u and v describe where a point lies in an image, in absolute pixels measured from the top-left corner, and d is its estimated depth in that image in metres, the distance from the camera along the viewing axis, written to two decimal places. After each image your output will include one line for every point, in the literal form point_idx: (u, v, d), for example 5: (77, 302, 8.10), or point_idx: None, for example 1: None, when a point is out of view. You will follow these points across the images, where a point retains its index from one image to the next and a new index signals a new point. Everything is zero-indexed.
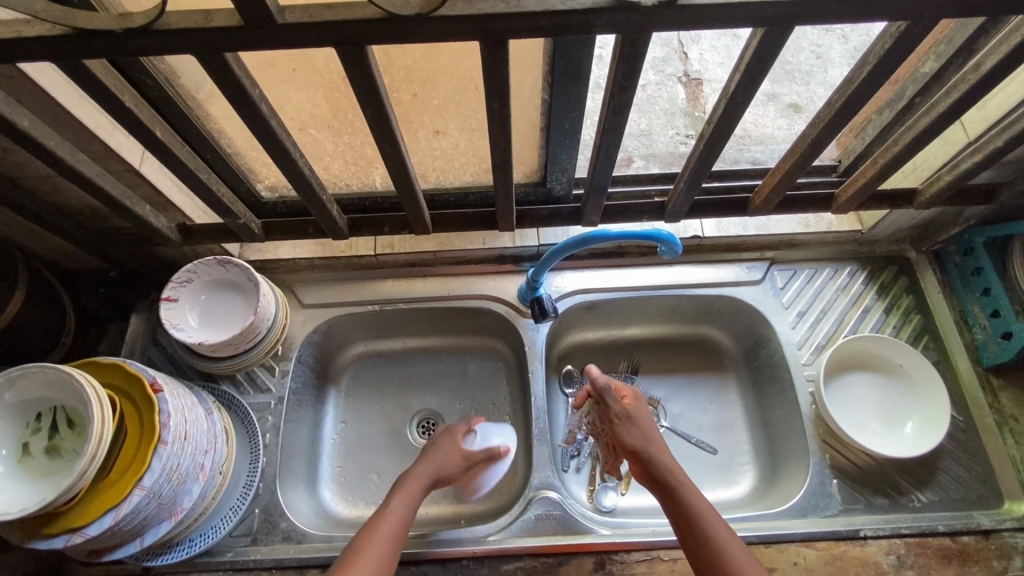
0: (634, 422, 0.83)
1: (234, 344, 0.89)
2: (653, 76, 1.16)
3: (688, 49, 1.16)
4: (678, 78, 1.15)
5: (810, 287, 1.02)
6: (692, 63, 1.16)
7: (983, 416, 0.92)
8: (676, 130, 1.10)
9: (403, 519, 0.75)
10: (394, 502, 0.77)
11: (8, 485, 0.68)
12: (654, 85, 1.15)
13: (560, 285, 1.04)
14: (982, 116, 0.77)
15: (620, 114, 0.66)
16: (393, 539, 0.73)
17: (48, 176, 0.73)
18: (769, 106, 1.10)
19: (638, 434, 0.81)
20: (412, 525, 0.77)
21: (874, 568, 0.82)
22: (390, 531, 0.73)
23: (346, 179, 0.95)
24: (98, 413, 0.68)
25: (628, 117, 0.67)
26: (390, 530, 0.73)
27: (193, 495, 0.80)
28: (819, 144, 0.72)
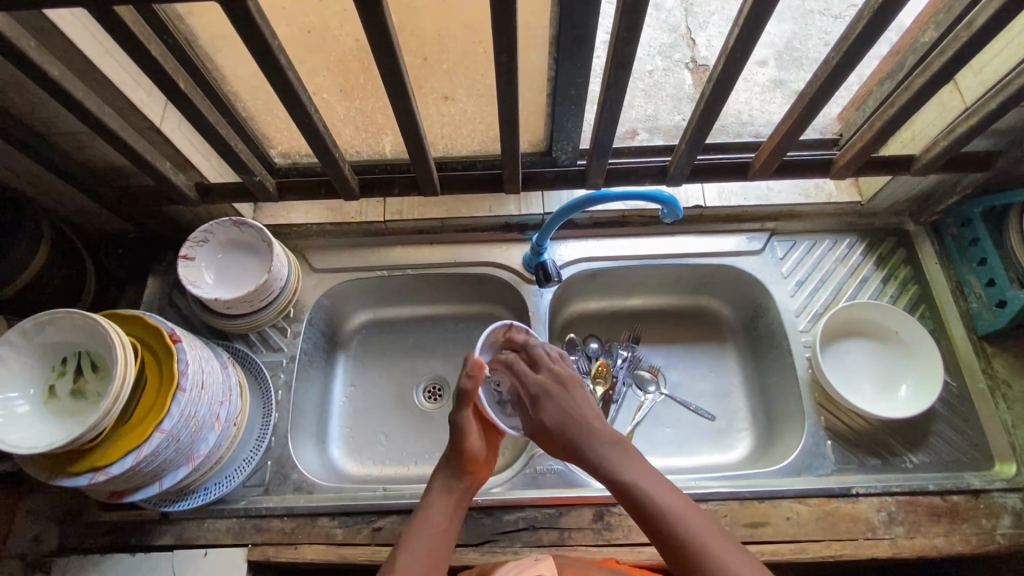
0: (555, 404, 0.78)
1: (249, 301, 0.92)
2: (660, 62, 1.17)
3: (695, 36, 1.17)
4: (685, 64, 1.16)
5: (810, 257, 1.04)
6: (699, 49, 1.16)
7: (976, 382, 0.94)
8: (682, 115, 1.11)
9: (443, 524, 0.73)
10: (430, 510, 0.74)
11: (36, 423, 0.71)
12: (660, 71, 1.17)
13: (562, 254, 1.06)
14: (979, 82, 0.79)
15: (624, 68, 0.71)
16: (440, 548, 0.71)
17: (73, 131, 0.76)
18: (776, 93, 1.10)
19: (559, 417, 0.77)
20: (457, 512, 0.76)
21: (865, 524, 0.84)
22: (433, 540, 0.71)
23: (355, 146, 0.98)
24: (121, 356, 0.71)
25: (632, 71, 0.72)
26: (434, 540, 0.71)
27: (209, 443, 0.83)
28: (815, 105, 0.77)
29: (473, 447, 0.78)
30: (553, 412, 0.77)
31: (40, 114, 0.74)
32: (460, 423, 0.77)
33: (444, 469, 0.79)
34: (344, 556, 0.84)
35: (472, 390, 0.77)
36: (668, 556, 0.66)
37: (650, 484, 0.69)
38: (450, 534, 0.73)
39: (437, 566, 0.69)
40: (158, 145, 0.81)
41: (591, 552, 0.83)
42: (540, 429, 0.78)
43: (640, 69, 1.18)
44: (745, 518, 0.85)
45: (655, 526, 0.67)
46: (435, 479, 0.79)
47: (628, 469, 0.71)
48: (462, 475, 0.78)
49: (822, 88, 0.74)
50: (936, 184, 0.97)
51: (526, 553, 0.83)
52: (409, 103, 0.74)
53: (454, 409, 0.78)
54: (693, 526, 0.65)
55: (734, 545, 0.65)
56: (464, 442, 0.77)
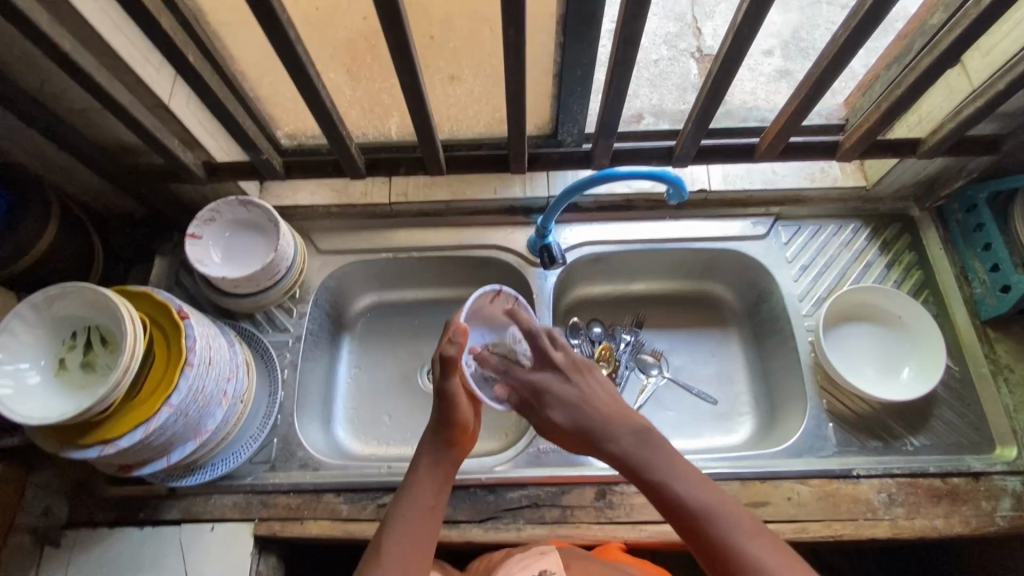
0: (563, 396, 0.77)
1: (255, 280, 0.93)
2: (666, 51, 1.17)
3: (701, 25, 1.19)
4: (690, 53, 1.16)
5: (814, 242, 1.04)
6: (705, 38, 1.17)
7: (979, 366, 0.94)
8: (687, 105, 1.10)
9: (430, 501, 0.72)
10: (418, 487, 0.73)
11: (46, 396, 0.72)
12: (666, 60, 1.16)
13: (567, 238, 1.06)
14: (987, 64, 0.79)
15: (632, 44, 0.71)
16: (427, 525, 0.70)
17: (84, 105, 0.77)
18: (782, 84, 1.10)
19: (571, 410, 0.76)
20: (444, 488, 0.74)
21: (865, 505, 0.85)
22: (419, 518, 0.70)
23: (360, 128, 0.98)
24: (131, 330, 0.72)
25: (639, 48, 0.73)
26: (421, 519, 0.70)
27: (216, 419, 0.84)
28: (824, 83, 0.78)
29: (462, 419, 0.75)
30: (563, 405, 0.77)
31: (50, 89, 0.74)
32: (446, 393, 0.73)
33: (431, 442, 0.76)
34: (350, 532, 0.86)
35: (456, 356, 0.73)
36: (702, 554, 0.63)
37: (678, 478, 0.67)
38: (437, 510, 0.72)
39: (425, 544, 0.69)
40: (166, 122, 0.82)
41: (593, 530, 0.84)
42: (554, 424, 0.78)
43: (645, 58, 1.16)
44: (746, 498, 0.86)
45: (686, 522, 0.64)
46: (421, 453, 0.76)
47: (654, 462, 0.69)
48: (447, 447, 0.76)
49: (827, 70, 0.76)
50: (941, 169, 0.97)
51: (529, 530, 0.84)
52: (417, 80, 0.74)
53: (440, 378, 0.74)
54: (726, 520, 0.63)
55: (770, 539, 0.62)
56: (452, 413, 0.74)
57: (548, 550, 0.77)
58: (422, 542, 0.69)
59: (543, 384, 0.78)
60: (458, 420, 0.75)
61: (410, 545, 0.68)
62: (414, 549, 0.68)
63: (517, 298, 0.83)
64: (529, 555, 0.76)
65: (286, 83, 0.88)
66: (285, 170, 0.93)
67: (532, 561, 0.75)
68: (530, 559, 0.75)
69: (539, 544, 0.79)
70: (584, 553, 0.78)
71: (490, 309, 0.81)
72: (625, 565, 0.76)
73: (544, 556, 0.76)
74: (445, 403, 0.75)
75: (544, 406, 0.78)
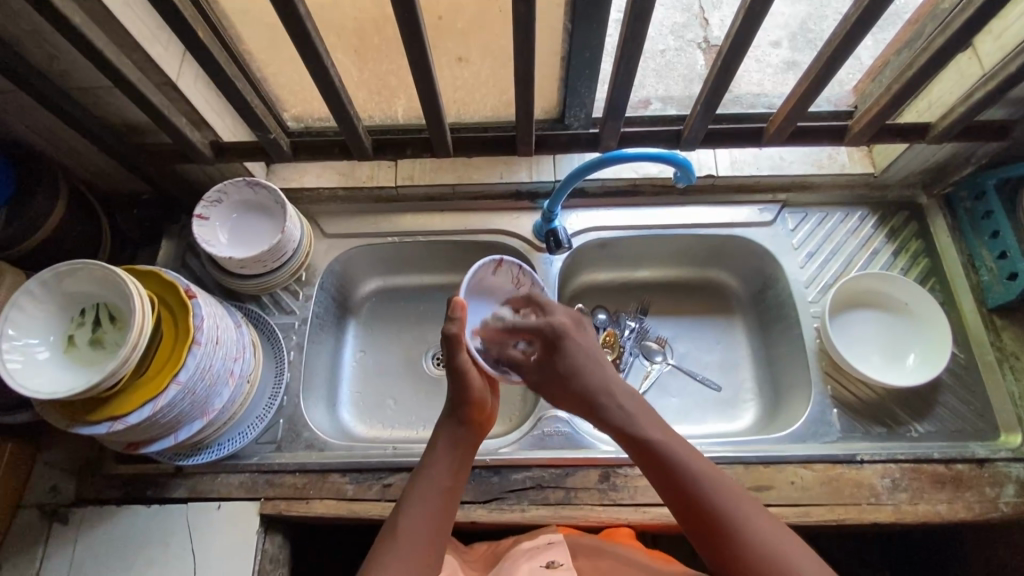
0: (570, 350, 0.75)
1: (262, 261, 0.93)
2: (672, 41, 1.12)
3: (709, 16, 1.13)
4: (697, 44, 1.12)
5: (821, 229, 1.04)
6: (712, 29, 1.12)
7: (985, 353, 0.94)
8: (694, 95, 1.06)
9: (448, 482, 0.72)
10: (436, 466, 0.73)
11: (55, 371, 0.72)
12: (672, 51, 1.12)
13: (572, 223, 1.06)
14: (998, 48, 0.79)
15: (643, 21, 0.71)
16: (445, 505, 0.71)
17: (94, 83, 0.77)
18: (790, 76, 1.06)
19: (580, 365, 0.75)
20: (462, 467, 0.75)
21: (869, 490, 0.85)
22: (437, 499, 0.71)
23: (367, 111, 0.97)
24: (140, 307, 0.72)
25: (650, 24, 0.72)
26: (439, 500, 0.71)
27: (223, 398, 0.85)
28: (834, 63, 0.78)
29: (479, 395, 0.76)
30: (573, 359, 0.75)
31: (58, 66, 0.75)
32: (457, 368, 0.74)
33: (450, 422, 0.77)
34: (355, 511, 0.86)
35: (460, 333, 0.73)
36: (688, 515, 0.67)
37: (670, 442, 0.70)
38: (454, 491, 0.73)
39: (444, 522, 0.70)
40: (174, 101, 0.82)
41: (596, 511, 0.85)
42: (557, 379, 0.76)
43: (651, 49, 1.12)
44: (750, 482, 0.86)
45: (677, 485, 0.68)
46: (439, 433, 0.77)
47: (645, 426, 0.71)
48: (466, 427, 0.76)
49: (839, 48, 0.76)
50: (950, 157, 0.96)
51: (534, 510, 0.85)
52: (425, 59, 0.74)
53: (448, 356, 0.75)
54: (716, 485, 0.67)
55: (753, 504, 0.67)
56: (467, 389, 0.75)
57: (557, 539, 0.81)
58: (439, 522, 0.69)
59: (553, 336, 0.76)
60: (475, 397, 0.76)
61: (430, 523, 0.69)
62: (430, 529, 0.68)
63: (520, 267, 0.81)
64: (536, 545, 0.81)
65: (293, 64, 0.88)
66: (291, 150, 0.93)
67: (539, 551, 0.79)
68: (538, 550, 0.80)
69: (548, 532, 0.83)
70: (591, 541, 0.81)
71: (494, 280, 0.81)
72: (629, 551, 0.80)
73: (552, 546, 0.80)
74: (459, 379, 0.75)
75: (549, 361, 0.76)
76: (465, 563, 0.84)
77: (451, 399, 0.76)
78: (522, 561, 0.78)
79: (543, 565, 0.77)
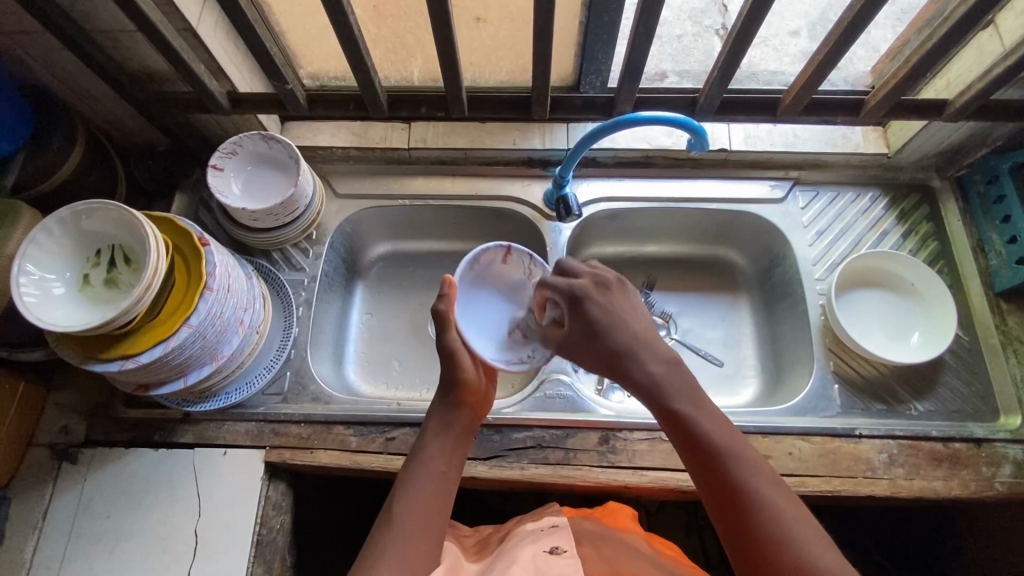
0: (600, 311, 0.70)
1: (274, 214, 0.95)
2: (689, 27, 1.08)
3: (729, 1, 1.07)
4: (715, 31, 1.07)
5: (831, 208, 1.04)
6: (732, 16, 1.06)
7: (988, 337, 0.94)
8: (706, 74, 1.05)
9: (442, 466, 0.72)
10: (428, 449, 0.73)
11: (71, 307, 0.74)
12: (689, 37, 1.08)
13: (583, 192, 1.06)
14: (1019, 25, 0.79)
15: None
16: (440, 492, 0.70)
17: (115, 24, 0.78)
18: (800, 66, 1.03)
19: (608, 319, 0.70)
20: (459, 454, 0.74)
21: (865, 464, 0.86)
22: (431, 485, 0.70)
23: (383, 70, 0.98)
24: (155, 248, 0.73)
25: None
26: (432, 484, 0.70)
27: (232, 346, 0.86)
28: (854, 30, 0.77)
29: (466, 376, 0.77)
30: (597, 317, 0.70)
31: (81, 7, 0.76)
32: (445, 346, 0.77)
33: (441, 407, 0.77)
34: (358, 462, 0.88)
35: (448, 311, 0.76)
36: (724, 506, 0.61)
37: (705, 415, 0.65)
38: (450, 475, 0.72)
39: (438, 511, 0.69)
40: (194, 49, 0.83)
41: (595, 472, 0.86)
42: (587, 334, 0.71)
43: (666, 33, 1.08)
44: None
45: (706, 470, 0.63)
46: (432, 417, 0.76)
47: (683, 397, 0.66)
48: (457, 411, 0.76)
49: (860, 12, 0.75)
50: (964, 138, 0.97)
51: (533, 469, 0.86)
52: (445, 9, 0.74)
53: (439, 333, 0.77)
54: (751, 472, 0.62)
55: (792, 498, 0.61)
56: (456, 371, 0.76)
57: (561, 524, 0.79)
58: (438, 504, 0.69)
59: (578, 294, 0.72)
60: (462, 379, 0.77)
61: (420, 509, 0.68)
62: (426, 519, 0.68)
63: (530, 256, 0.84)
64: (541, 529, 0.79)
65: (311, 20, 0.88)
66: (308, 104, 0.94)
67: (542, 536, 0.77)
68: (541, 534, 0.78)
69: (552, 516, 0.82)
70: (595, 528, 0.82)
71: (504, 269, 0.84)
72: (634, 541, 0.80)
73: (555, 531, 0.78)
74: (450, 359, 0.77)
75: (577, 323, 0.72)
76: (465, 549, 0.84)
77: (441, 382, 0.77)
78: (524, 544, 0.76)
79: (548, 549, 0.74)
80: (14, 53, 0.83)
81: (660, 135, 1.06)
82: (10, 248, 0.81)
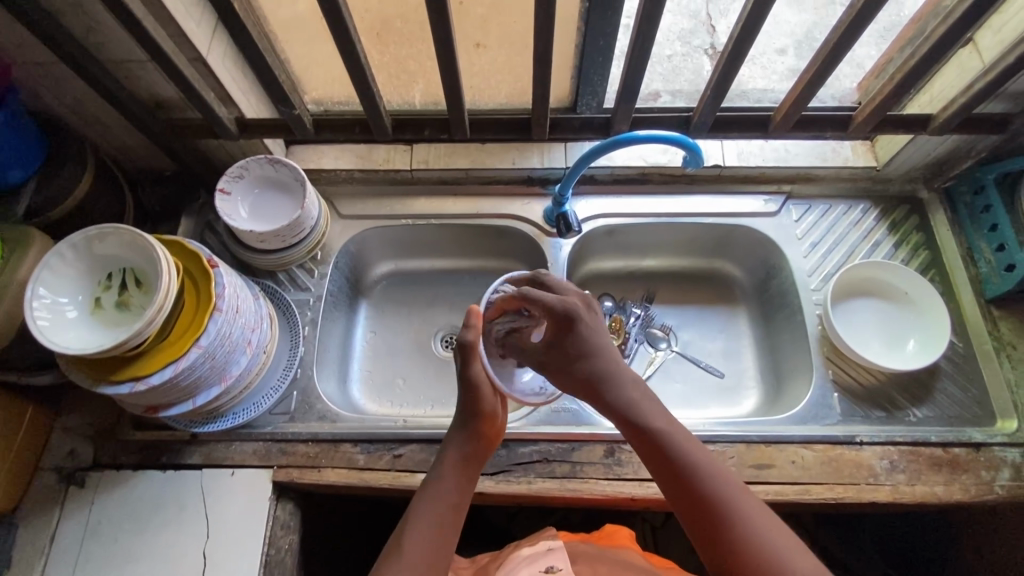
0: (580, 333, 0.74)
1: (281, 236, 0.97)
2: (679, 48, 1.12)
3: (716, 23, 1.12)
4: (704, 50, 1.11)
5: (824, 221, 1.07)
6: (720, 36, 1.11)
7: (982, 342, 0.96)
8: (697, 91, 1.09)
9: (456, 499, 0.72)
10: (445, 481, 0.73)
11: (83, 330, 0.75)
12: (679, 57, 1.12)
13: (582, 209, 1.09)
14: (997, 41, 0.83)
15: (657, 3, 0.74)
16: (451, 524, 0.71)
17: (127, 54, 0.81)
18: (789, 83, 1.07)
19: (585, 347, 0.74)
20: (471, 489, 0.75)
21: (868, 470, 0.87)
22: (445, 516, 0.71)
23: (387, 95, 1.00)
24: (166, 272, 0.75)
25: (663, 7, 0.75)
26: (447, 516, 0.71)
27: (240, 366, 0.86)
28: (840, 49, 0.81)
29: (489, 410, 0.77)
30: (582, 341, 0.74)
31: (95, 38, 0.79)
32: (470, 380, 0.76)
33: (460, 436, 0.77)
34: (366, 480, 0.88)
35: (474, 341, 0.75)
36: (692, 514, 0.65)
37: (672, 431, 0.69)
38: (462, 507, 0.73)
39: (448, 544, 0.69)
40: (204, 76, 0.86)
41: (601, 485, 0.87)
42: (563, 359, 0.75)
43: (658, 54, 1.12)
44: (751, 459, 0.88)
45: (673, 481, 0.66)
46: (451, 446, 0.77)
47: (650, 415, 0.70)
48: (478, 443, 0.77)
49: (845, 33, 0.78)
50: (951, 150, 1.00)
51: (541, 483, 0.87)
52: (449, 36, 0.77)
53: (465, 364, 0.76)
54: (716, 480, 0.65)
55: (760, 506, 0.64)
56: (478, 404, 0.77)
57: (556, 545, 0.80)
58: (449, 538, 0.70)
59: (561, 314, 0.74)
60: (485, 411, 0.77)
61: (431, 543, 0.68)
62: (438, 551, 0.68)
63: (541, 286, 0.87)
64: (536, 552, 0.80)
65: (317, 46, 0.91)
66: (314, 128, 0.97)
67: (539, 557, 0.78)
68: (537, 556, 0.79)
69: (547, 538, 0.82)
70: (590, 549, 0.82)
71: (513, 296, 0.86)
72: (628, 557, 0.81)
73: (552, 552, 0.79)
74: (471, 392, 0.76)
75: (556, 341, 0.75)
76: None
77: (461, 410, 0.77)
78: (522, 566, 0.77)
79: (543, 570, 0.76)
80: (27, 83, 0.85)
81: (656, 153, 1.09)
82: (22, 273, 0.83)
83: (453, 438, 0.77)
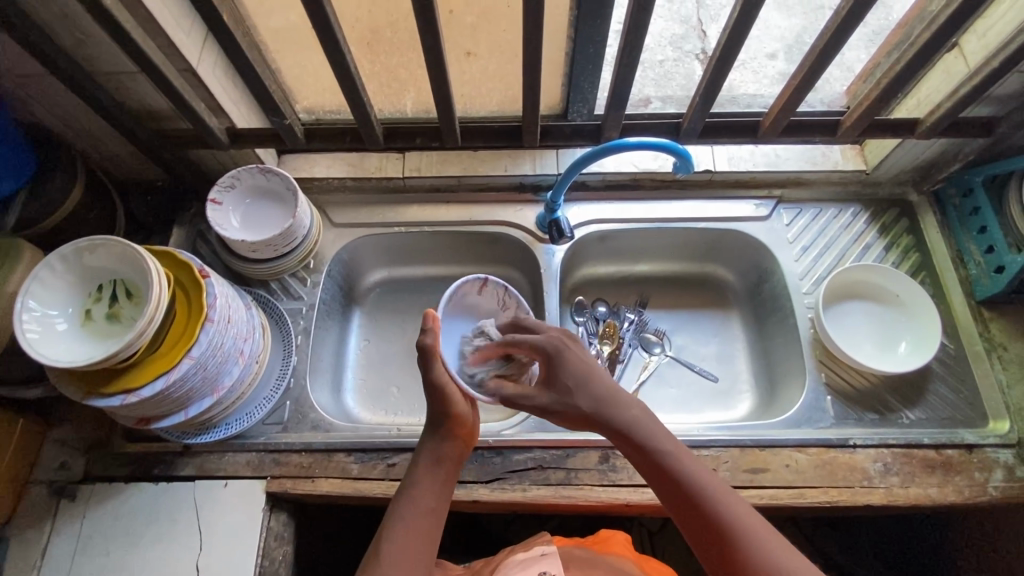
0: (563, 367, 0.74)
1: (273, 245, 0.96)
2: (671, 52, 1.14)
3: (706, 28, 1.15)
4: (695, 55, 1.13)
5: (815, 224, 1.07)
6: (710, 41, 1.14)
7: (973, 344, 0.96)
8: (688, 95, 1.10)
9: (431, 502, 0.72)
10: (419, 485, 0.73)
11: (73, 343, 0.75)
12: (670, 62, 1.13)
13: (574, 215, 1.09)
14: (982, 46, 0.84)
15: (645, 12, 0.74)
16: (428, 527, 0.70)
17: (116, 66, 0.81)
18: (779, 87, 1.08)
19: (571, 379, 0.73)
20: (446, 491, 0.74)
21: (861, 473, 0.87)
22: (421, 519, 0.70)
23: (378, 103, 1.00)
24: (157, 283, 0.74)
25: (651, 15, 0.75)
26: (423, 519, 0.70)
27: (233, 376, 0.86)
28: (827, 55, 0.81)
29: (456, 410, 0.76)
30: (567, 375, 0.73)
31: (84, 50, 0.78)
32: (434, 382, 0.75)
33: (433, 439, 0.76)
34: (360, 490, 0.88)
35: (434, 345, 0.74)
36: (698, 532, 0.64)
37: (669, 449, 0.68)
38: (439, 510, 0.72)
39: (426, 547, 0.69)
40: (194, 87, 0.86)
41: (596, 491, 0.87)
42: (552, 393, 0.74)
43: (649, 60, 1.13)
44: (746, 464, 0.88)
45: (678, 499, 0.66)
46: (425, 449, 0.76)
47: (648, 434, 0.69)
48: (450, 445, 0.76)
49: (831, 39, 0.79)
50: (939, 153, 1.01)
51: (535, 490, 0.87)
52: (439, 46, 0.77)
53: (425, 367, 0.75)
54: (717, 495, 0.64)
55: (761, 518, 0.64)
56: (445, 405, 0.76)
57: (549, 551, 0.81)
58: (426, 540, 0.69)
59: (543, 352, 0.75)
60: (453, 412, 0.76)
61: (407, 547, 0.68)
62: (416, 554, 0.68)
63: (505, 289, 0.87)
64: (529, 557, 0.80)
65: (308, 55, 0.91)
66: (305, 137, 0.97)
67: (531, 563, 0.79)
68: (531, 561, 0.79)
69: (541, 543, 0.83)
70: (583, 554, 0.82)
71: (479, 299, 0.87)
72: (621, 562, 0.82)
73: (545, 557, 0.80)
74: (436, 394, 0.75)
75: (544, 376, 0.75)
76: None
77: (429, 413, 0.76)
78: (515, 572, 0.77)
79: None
80: (16, 95, 0.85)
81: (647, 159, 1.09)
82: (12, 285, 0.82)
83: (425, 442, 0.76)
